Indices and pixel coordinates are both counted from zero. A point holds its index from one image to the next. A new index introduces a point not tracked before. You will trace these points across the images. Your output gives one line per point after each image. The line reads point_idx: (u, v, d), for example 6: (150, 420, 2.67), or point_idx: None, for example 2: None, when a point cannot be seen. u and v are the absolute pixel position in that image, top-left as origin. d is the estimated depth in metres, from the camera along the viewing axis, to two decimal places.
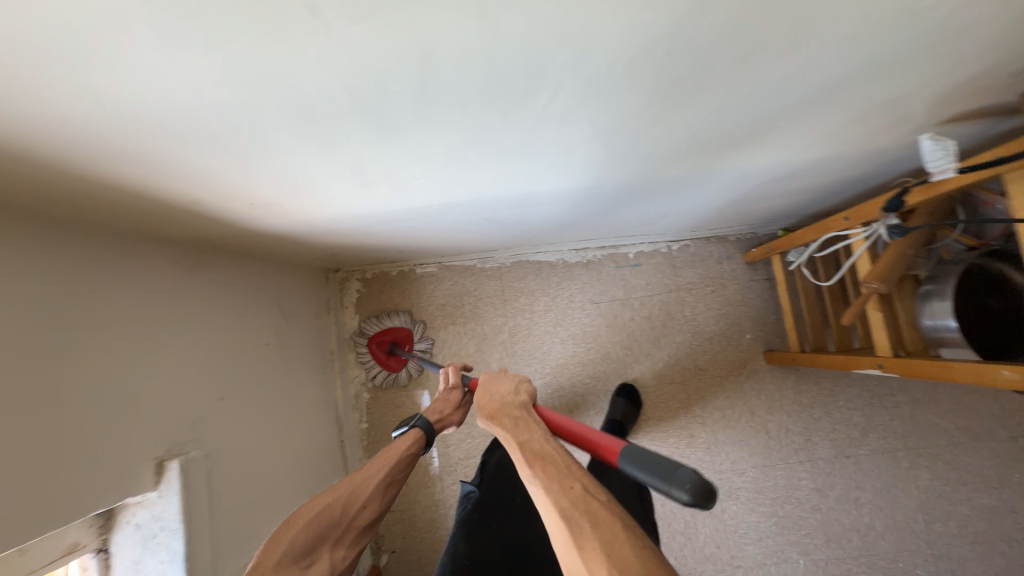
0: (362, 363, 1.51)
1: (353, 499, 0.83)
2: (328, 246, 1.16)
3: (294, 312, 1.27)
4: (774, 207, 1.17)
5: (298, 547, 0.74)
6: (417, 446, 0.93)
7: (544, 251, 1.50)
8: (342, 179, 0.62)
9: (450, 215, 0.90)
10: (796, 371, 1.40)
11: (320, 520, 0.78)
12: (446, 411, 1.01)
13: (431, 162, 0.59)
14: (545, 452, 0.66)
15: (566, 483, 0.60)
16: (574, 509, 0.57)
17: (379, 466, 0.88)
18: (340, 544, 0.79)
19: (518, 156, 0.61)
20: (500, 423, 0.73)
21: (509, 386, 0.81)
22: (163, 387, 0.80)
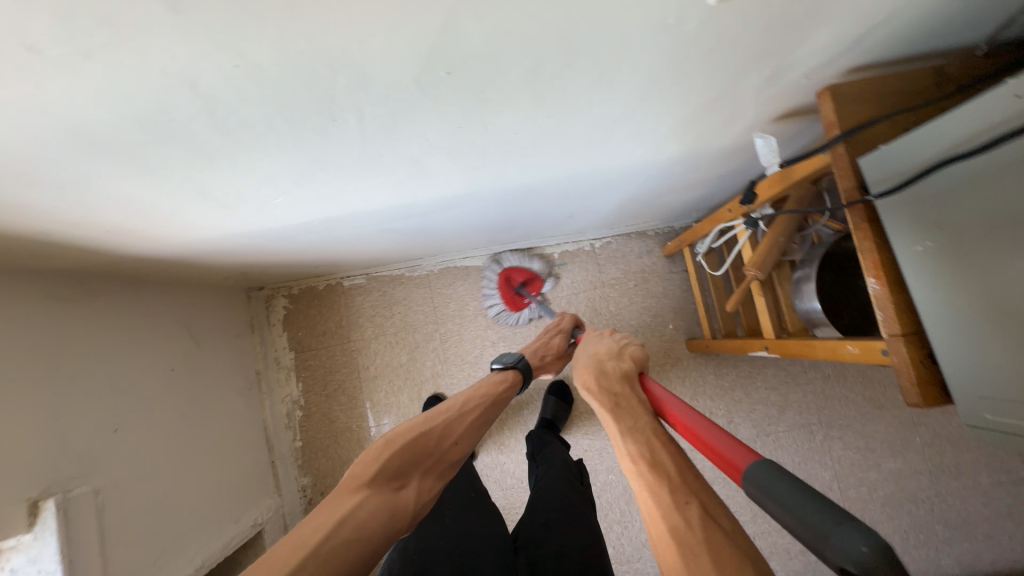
0: (293, 380, 1.48)
1: (446, 435, 0.82)
2: (236, 266, 1.14)
3: (207, 336, 1.24)
4: (676, 202, 1.22)
5: (387, 470, 0.72)
6: (507, 386, 0.98)
7: (471, 255, 1.51)
8: (195, 201, 0.62)
9: (342, 228, 0.90)
10: (717, 357, 1.46)
11: (414, 445, 0.77)
12: (546, 356, 1.12)
13: (280, 180, 0.60)
14: (652, 446, 0.58)
15: (668, 486, 0.53)
16: (685, 524, 0.48)
17: (469, 409, 0.88)
18: (428, 476, 0.77)
19: (370, 171, 0.62)
20: (602, 402, 0.67)
21: (608, 362, 0.77)
22: (39, 425, 0.76)
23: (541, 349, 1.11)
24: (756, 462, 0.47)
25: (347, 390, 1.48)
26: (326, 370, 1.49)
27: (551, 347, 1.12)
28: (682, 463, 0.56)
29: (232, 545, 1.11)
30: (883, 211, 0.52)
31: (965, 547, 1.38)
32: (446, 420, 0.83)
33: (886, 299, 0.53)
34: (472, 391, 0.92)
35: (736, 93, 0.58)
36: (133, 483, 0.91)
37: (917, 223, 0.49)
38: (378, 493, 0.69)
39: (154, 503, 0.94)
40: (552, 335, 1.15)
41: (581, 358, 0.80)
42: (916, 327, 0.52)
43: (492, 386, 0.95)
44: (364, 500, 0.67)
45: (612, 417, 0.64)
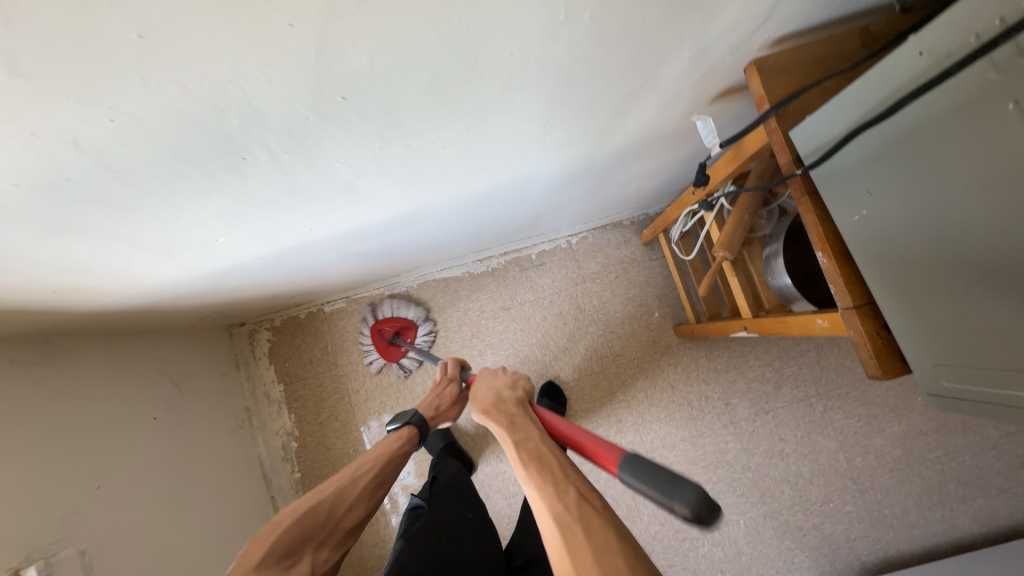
0: (284, 413, 1.47)
1: (339, 502, 0.79)
2: (208, 308, 1.13)
3: (189, 379, 1.23)
4: (643, 191, 1.21)
5: (281, 547, 0.68)
6: (405, 443, 0.94)
7: (449, 266, 1.50)
8: (134, 253, 0.61)
9: (302, 259, 0.89)
10: (706, 340, 1.44)
11: (308, 518, 0.73)
12: (441, 406, 1.06)
13: (213, 222, 0.59)
14: (541, 454, 0.61)
15: (550, 489, 0.55)
16: (568, 516, 0.51)
17: (364, 470, 0.85)
18: (324, 547, 0.74)
19: (305, 202, 0.61)
20: (498, 424, 0.69)
21: (504, 389, 0.78)
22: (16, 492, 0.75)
23: (433, 402, 1.05)
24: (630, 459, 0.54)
25: (339, 416, 1.47)
26: (316, 398, 1.48)
27: (443, 398, 1.06)
28: (570, 470, 0.58)
29: None
30: (819, 182, 0.51)
31: (981, 503, 1.34)
32: (340, 487, 0.81)
33: (835, 272, 0.51)
34: (372, 451, 0.90)
35: (660, 79, 0.56)
36: (121, 540, 0.89)
37: (846, 196, 0.48)
38: (275, 570, 0.65)
39: (146, 556, 0.93)
40: (443, 385, 1.09)
41: (478, 386, 0.82)
42: (870, 299, 0.51)
43: (388, 445, 0.91)
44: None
45: (510, 433, 0.66)
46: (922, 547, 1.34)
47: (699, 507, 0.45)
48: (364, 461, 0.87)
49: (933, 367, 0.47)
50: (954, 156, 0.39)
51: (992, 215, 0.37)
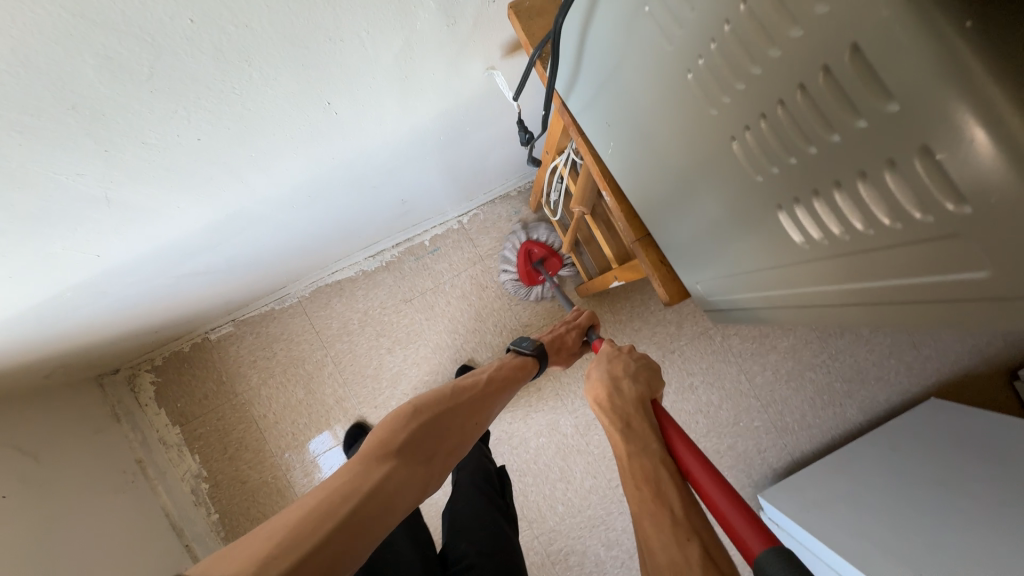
0: (187, 455, 1.36)
1: (456, 415, 0.74)
2: (47, 364, 1.00)
3: (50, 445, 1.09)
4: (511, 159, 1.19)
5: (415, 438, 0.66)
6: (524, 372, 0.87)
7: (340, 267, 1.43)
8: None
9: (123, 288, 0.79)
10: (608, 295, 1.48)
11: (436, 419, 0.70)
12: (561, 348, 0.93)
13: None
14: (658, 476, 0.56)
15: (671, 522, 0.51)
16: (682, 564, 0.47)
17: (496, 387, 0.81)
18: (448, 451, 0.69)
19: (54, 224, 0.53)
20: (613, 425, 0.64)
21: (623, 380, 0.70)
22: None
23: (556, 344, 0.91)
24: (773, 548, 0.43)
25: (250, 445, 1.38)
26: (220, 433, 1.38)
27: (567, 341, 0.91)
28: (687, 499, 0.53)
29: None
30: (581, 108, 0.56)
31: (864, 394, 1.50)
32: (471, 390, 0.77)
33: (618, 209, 0.60)
34: (498, 367, 0.85)
35: (422, 38, 0.53)
36: None
37: (603, 130, 0.55)
38: (407, 460, 0.62)
39: None
40: (567, 325, 0.96)
41: (597, 364, 0.75)
42: (647, 231, 0.61)
43: (509, 369, 0.85)
44: (396, 468, 0.60)
45: (621, 441, 0.61)
46: (821, 443, 1.47)
47: None
48: (493, 376, 0.83)
49: (696, 286, 0.60)
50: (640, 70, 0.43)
51: (679, 110, 0.41)
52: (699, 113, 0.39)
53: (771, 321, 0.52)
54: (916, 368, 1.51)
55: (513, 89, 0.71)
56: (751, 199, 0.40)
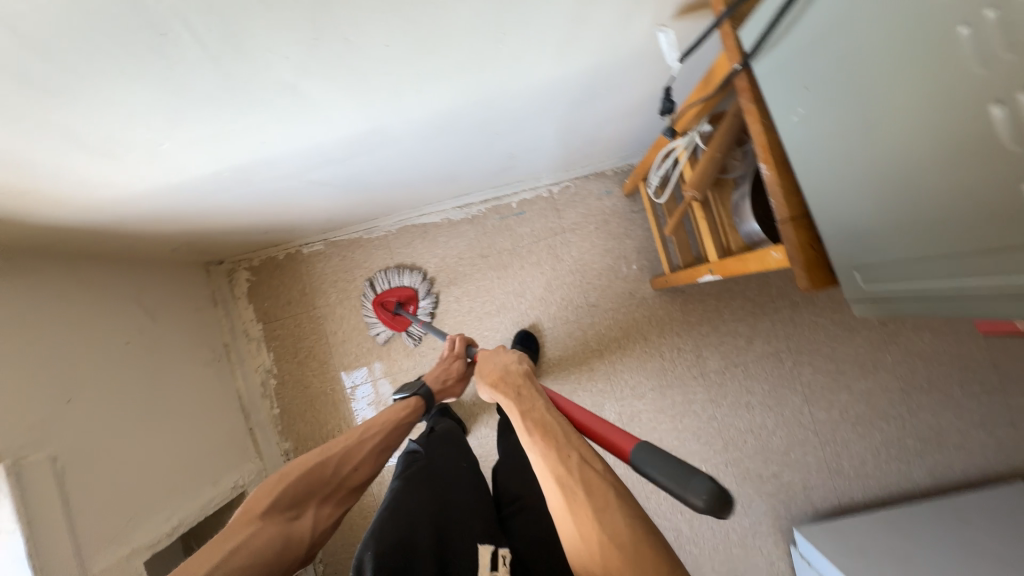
0: (264, 351, 1.50)
1: (343, 461, 0.87)
2: (174, 238, 1.12)
3: (163, 310, 1.24)
4: (624, 134, 1.18)
5: (284, 501, 0.77)
6: (410, 412, 1.02)
7: (428, 212, 1.49)
8: (74, 153, 0.60)
9: (262, 182, 0.88)
10: (682, 294, 1.45)
11: (310, 474, 0.82)
12: (448, 382, 1.13)
13: (152, 123, 0.58)
14: (545, 420, 0.70)
15: (576, 478, 0.60)
16: (568, 477, 0.61)
17: (372, 435, 0.92)
18: (326, 504, 0.83)
19: (246, 105, 0.60)
20: (509, 402, 0.76)
21: (512, 371, 0.84)
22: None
23: (439, 376, 1.11)
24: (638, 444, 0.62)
25: (317, 355, 1.50)
26: (294, 339, 1.50)
27: (450, 373, 1.11)
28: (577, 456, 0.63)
29: (212, 505, 1.18)
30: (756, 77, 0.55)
31: (935, 458, 1.39)
32: (350, 444, 0.89)
33: (776, 184, 0.55)
34: (377, 415, 0.97)
35: None
36: (91, 448, 0.94)
37: (790, 91, 0.49)
38: (271, 522, 0.74)
39: (122, 465, 0.99)
40: (448, 361, 1.14)
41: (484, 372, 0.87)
42: (802, 212, 0.55)
43: (395, 411, 0.99)
44: (259, 527, 0.72)
45: (515, 402, 0.75)
46: (874, 496, 1.39)
47: (711, 496, 0.51)
48: (372, 423, 0.95)
49: (851, 279, 0.53)
50: (881, 19, 0.38)
51: (927, 63, 0.36)
52: (956, 70, 0.35)
53: (931, 314, 0.48)
54: (1004, 446, 1.38)
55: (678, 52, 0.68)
56: (970, 166, 0.37)
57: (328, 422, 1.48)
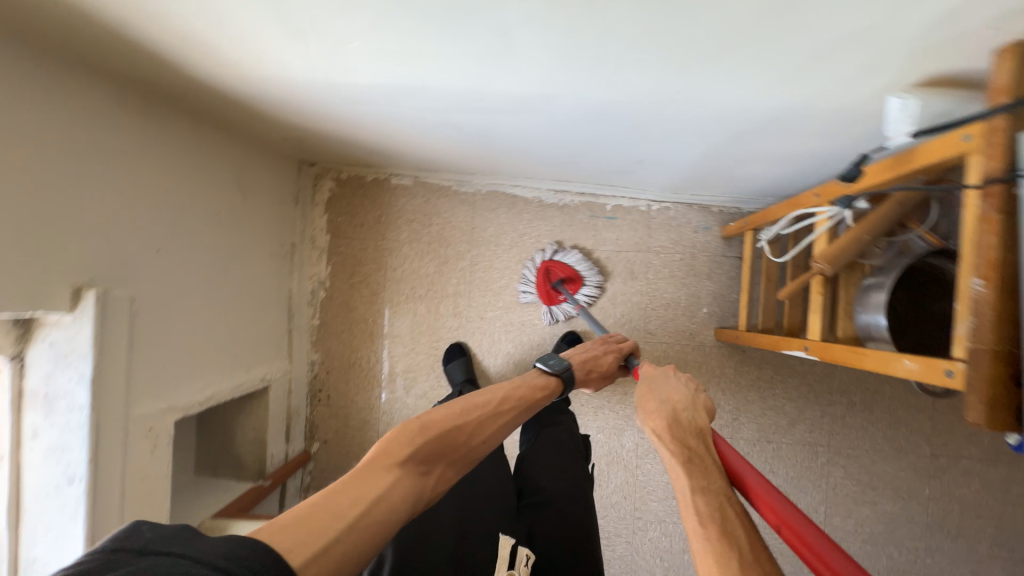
0: (323, 261, 1.52)
1: (476, 430, 0.82)
2: (288, 130, 1.12)
3: (258, 192, 1.26)
4: (758, 178, 1.12)
5: (419, 455, 0.73)
6: (547, 395, 0.97)
7: (524, 185, 1.46)
8: (271, 24, 0.59)
9: (405, 107, 0.86)
10: (742, 353, 1.40)
11: (445, 436, 0.77)
12: (592, 371, 1.07)
13: (359, 20, 0.56)
14: (721, 508, 0.58)
15: (738, 558, 0.51)
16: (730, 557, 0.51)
17: (508, 410, 0.88)
18: (451, 468, 0.77)
19: (454, 35, 0.57)
20: (670, 460, 0.66)
21: (682, 413, 0.75)
22: (104, 227, 0.83)
23: (589, 363, 1.06)
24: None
25: (370, 284, 1.51)
26: (354, 261, 1.51)
27: (599, 365, 1.06)
28: (749, 535, 0.54)
29: (240, 389, 1.22)
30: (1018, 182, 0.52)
31: None
32: (478, 414, 0.83)
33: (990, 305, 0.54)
34: (512, 388, 0.92)
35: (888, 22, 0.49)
36: (164, 301, 0.96)
37: None
38: (409, 476, 0.70)
39: (183, 326, 1.02)
40: (599, 351, 1.10)
41: (643, 400, 0.80)
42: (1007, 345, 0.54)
43: (533, 390, 0.94)
44: (394, 482, 0.68)
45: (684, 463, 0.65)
46: None
47: None
48: (506, 398, 0.89)
49: None
50: None
51: None
52: None
53: None
54: None
55: (914, 125, 0.62)
56: None
57: (360, 350, 1.51)
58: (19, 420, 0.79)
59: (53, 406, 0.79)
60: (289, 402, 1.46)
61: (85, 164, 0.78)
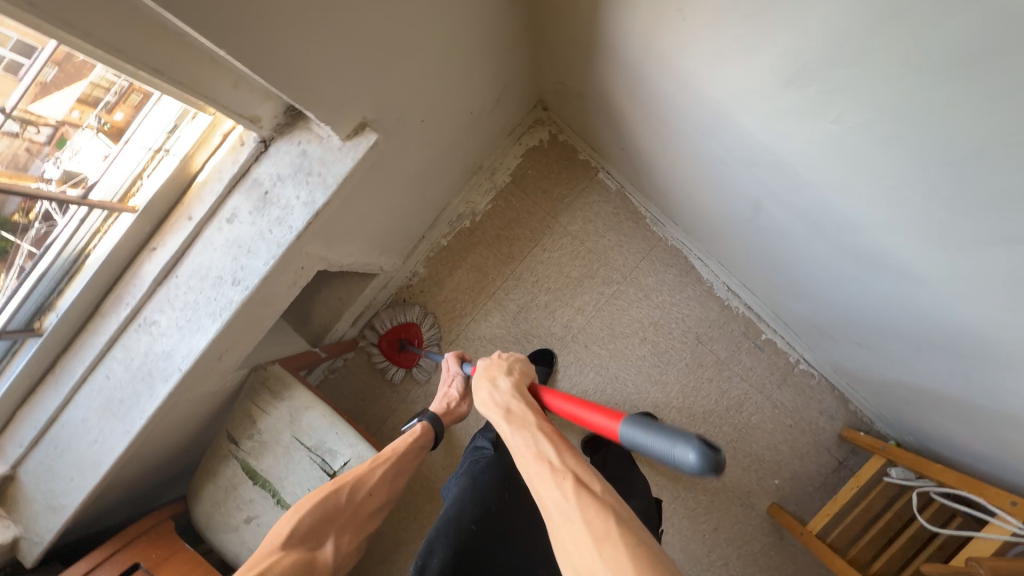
0: (488, 197, 1.46)
1: (359, 489, 0.78)
2: (579, 81, 1.04)
3: (504, 108, 1.18)
4: (938, 428, 1.07)
5: (301, 529, 0.71)
6: (419, 440, 0.86)
7: (707, 265, 1.40)
8: (782, 60, 0.54)
9: (743, 170, 0.81)
10: (779, 541, 1.36)
11: (327, 503, 0.75)
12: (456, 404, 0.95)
13: (873, 130, 0.51)
14: (544, 457, 0.54)
15: (551, 471, 0.52)
16: (568, 499, 0.49)
17: (386, 459, 0.82)
18: (347, 532, 0.76)
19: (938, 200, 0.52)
20: (501, 426, 0.61)
21: (499, 378, 0.68)
22: (413, 75, 0.77)
23: (438, 407, 0.94)
24: (626, 421, 0.53)
25: (512, 245, 1.45)
26: (514, 215, 1.45)
27: (448, 400, 0.94)
28: (560, 447, 0.55)
29: (365, 267, 1.17)
30: None
31: None
32: (358, 470, 0.80)
33: None
34: (395, 444, 0.84)
35: None
36: (394, 166, 0.91)
37: None
38: (296, 553, 0.69)
39: (384, 193, 0.96)
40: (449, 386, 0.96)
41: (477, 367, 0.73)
42: None
43: (401, 441, 0.84)
44: (278, 563, 0.67)
45: (509, 431, 0.60)
46: None
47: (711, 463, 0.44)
48: (388, 451, 0.83)
49: None
50: None
51: None
52: None
53: None
54: None
55: None
56: None
57: (463, 294, 1.45)
58: (225, 197, 0.74)
59: (265, 207, 0.74)
60: (374, 292, 1.41)
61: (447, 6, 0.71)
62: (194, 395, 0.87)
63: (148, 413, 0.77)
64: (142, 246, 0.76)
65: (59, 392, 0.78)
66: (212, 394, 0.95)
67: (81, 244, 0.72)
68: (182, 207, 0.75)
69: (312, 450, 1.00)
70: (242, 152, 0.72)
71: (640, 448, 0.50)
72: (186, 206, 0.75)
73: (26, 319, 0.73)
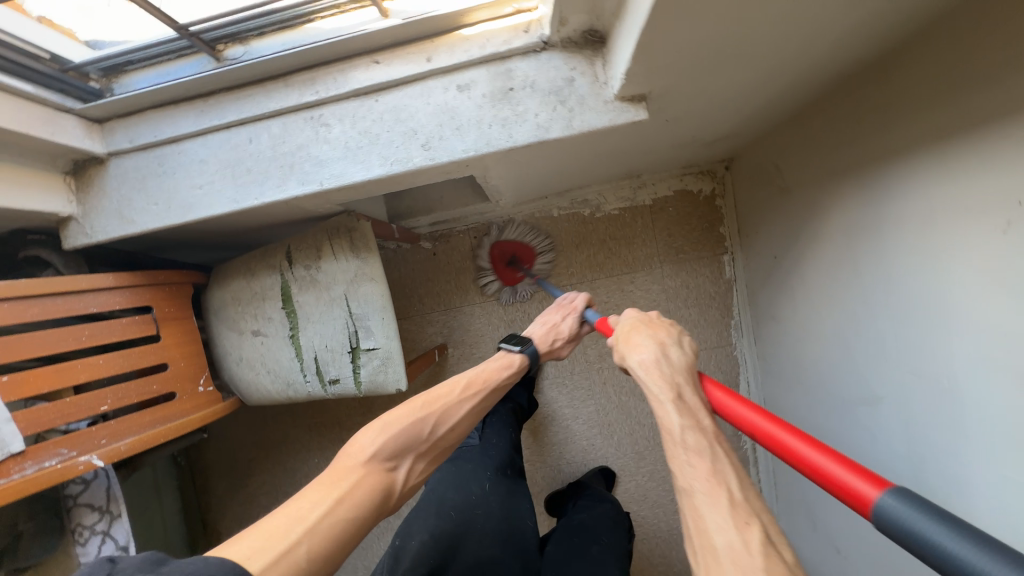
0: (620, 204, 1.41)
1: (446, 416, 0.73)
2: (800, 180, 1.00)
3: (707, 146, 1.13)
4: None
5: (384, 451, 0.63)
6: (506, 373, 0.86)
7: (749, 395, 1.41)
8: None
9: (895, 371, 0.79)
10: None
11: (413, 427, 0.68)
12: (556, 342, 0.97)
13: None
14: (710, 449, 0.51)
15: (729, 503, 0.46)
16: (739, 513, 0.45)
17: (474, 393, 0.79)
18: (425, 458, 0.69)
19: None
20: (658, 399, 0.58)
21: (669, 350, 0.66)
22: (706, 87, 0.72)
23: (547, 335, 0.96)
24: (889, 491, 0.38)
25: (609, 258, 1.42)
26: (629, 234, 1.41)
27: (557, 332, 0.97)
28: (741, 480, 0.49)
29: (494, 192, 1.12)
30: None
31: None
32: (446, 400, 0.74)
33: None
34: (483, 372, 0.84)
35: None
36: (606, 141, 0.86)
37: None
38: (376, 473, 0.61)
39: (575, 154, 0.91)
40: (564, 315, 0.99)
41: (636, 330, 0.71)
42: None
43: (490, 372, 0.85)
44: (361, 477, 0.58)
45: (665, 414, 0.56)
46: None
47: None
48: (471, 380, 0.81)
49: None
50: None
51: None
52: None
53: None
54: None
55: None
56: None
57: (538, 267, 1.42)
58: (471, 65, 0.69)
59: (502, 102, 0.69)
60: (470, 211, 1.38)
61: (801, 53, 0.65)
62: (300, 206, 0.83)
63: (266, 199, 0.74)
64: (366, 52, 0.70)
65: (198, 121, 0.73)
66: (307, 211, 0.91)
67: (315, 7, 0.69)
68: (427, 45, 0.69)
69: (350, 318, 0.98)
70: (519, 40, 0.67)
71: (913, 539, 0.35)
72: (431, 47, 0.69)
73: (217, 37, 0.70)
